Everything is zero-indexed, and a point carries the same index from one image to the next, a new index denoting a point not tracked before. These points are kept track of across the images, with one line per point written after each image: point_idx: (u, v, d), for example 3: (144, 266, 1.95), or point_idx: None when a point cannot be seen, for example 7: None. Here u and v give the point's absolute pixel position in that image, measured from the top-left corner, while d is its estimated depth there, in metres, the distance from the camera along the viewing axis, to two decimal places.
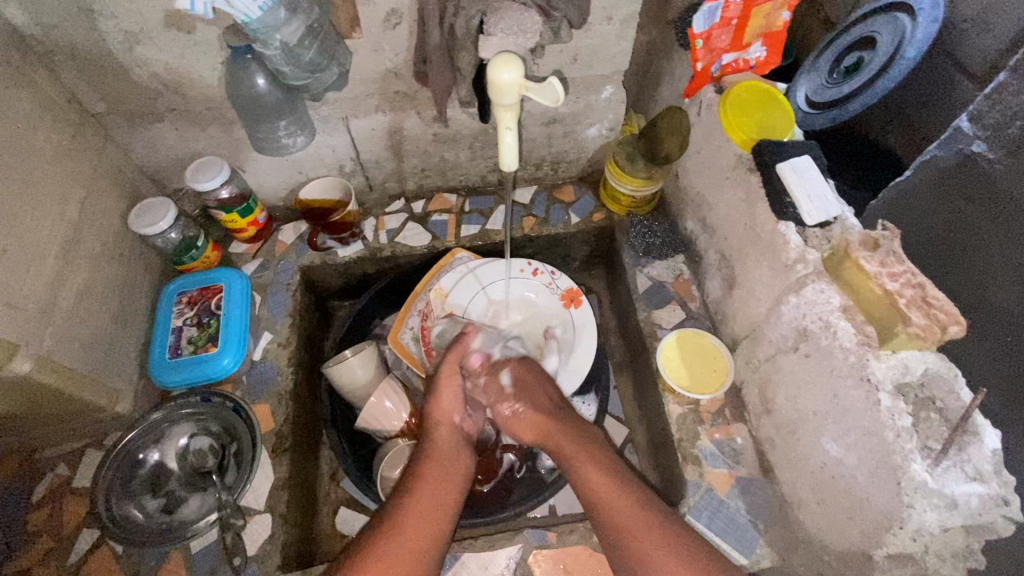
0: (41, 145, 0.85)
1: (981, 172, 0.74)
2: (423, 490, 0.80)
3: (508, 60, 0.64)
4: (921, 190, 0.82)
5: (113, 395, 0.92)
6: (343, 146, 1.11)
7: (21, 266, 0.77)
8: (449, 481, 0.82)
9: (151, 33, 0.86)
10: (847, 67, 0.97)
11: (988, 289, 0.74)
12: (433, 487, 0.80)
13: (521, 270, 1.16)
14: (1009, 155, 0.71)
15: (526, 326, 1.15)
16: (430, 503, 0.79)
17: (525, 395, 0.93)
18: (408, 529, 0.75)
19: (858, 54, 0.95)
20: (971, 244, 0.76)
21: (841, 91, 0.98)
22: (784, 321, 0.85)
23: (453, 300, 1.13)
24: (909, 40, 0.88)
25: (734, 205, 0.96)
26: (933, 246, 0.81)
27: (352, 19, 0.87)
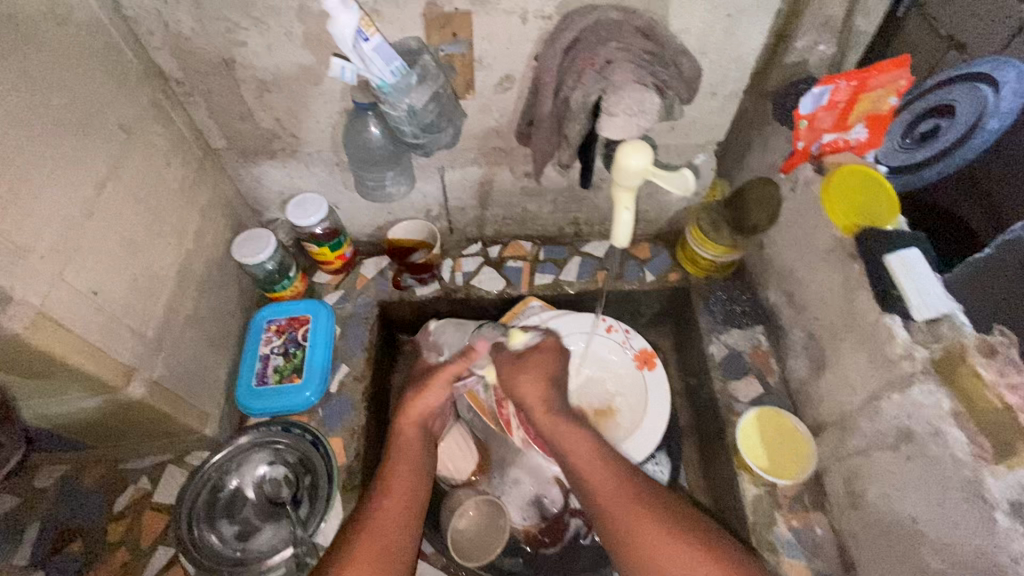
0: (171, 180, 0.91)
1: None
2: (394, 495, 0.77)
3: (636, 145, 0.65)
4: None
5: (202, 419, 0.96)
6: (434, 191, 1.16)
7: (146, 295, 0.82)
8: (414, 489, 0.79)
9: (280, 83, 0.92)
10: (922, 133, 0.85)
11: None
12: (409, 480, 0.80)
13: (595, 325, 1.16)
14: None
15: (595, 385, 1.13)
16: (405, 496, 0.77)
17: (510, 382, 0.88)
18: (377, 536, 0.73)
19: (934, 121, 0.83)
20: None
21: (913, 158, 0.86)
22: (883, 418, 0.82)
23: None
24: (992, 111, 0.75)
25: (830, 287, 0.94)
26: None
27: (467, 83, 0.91)
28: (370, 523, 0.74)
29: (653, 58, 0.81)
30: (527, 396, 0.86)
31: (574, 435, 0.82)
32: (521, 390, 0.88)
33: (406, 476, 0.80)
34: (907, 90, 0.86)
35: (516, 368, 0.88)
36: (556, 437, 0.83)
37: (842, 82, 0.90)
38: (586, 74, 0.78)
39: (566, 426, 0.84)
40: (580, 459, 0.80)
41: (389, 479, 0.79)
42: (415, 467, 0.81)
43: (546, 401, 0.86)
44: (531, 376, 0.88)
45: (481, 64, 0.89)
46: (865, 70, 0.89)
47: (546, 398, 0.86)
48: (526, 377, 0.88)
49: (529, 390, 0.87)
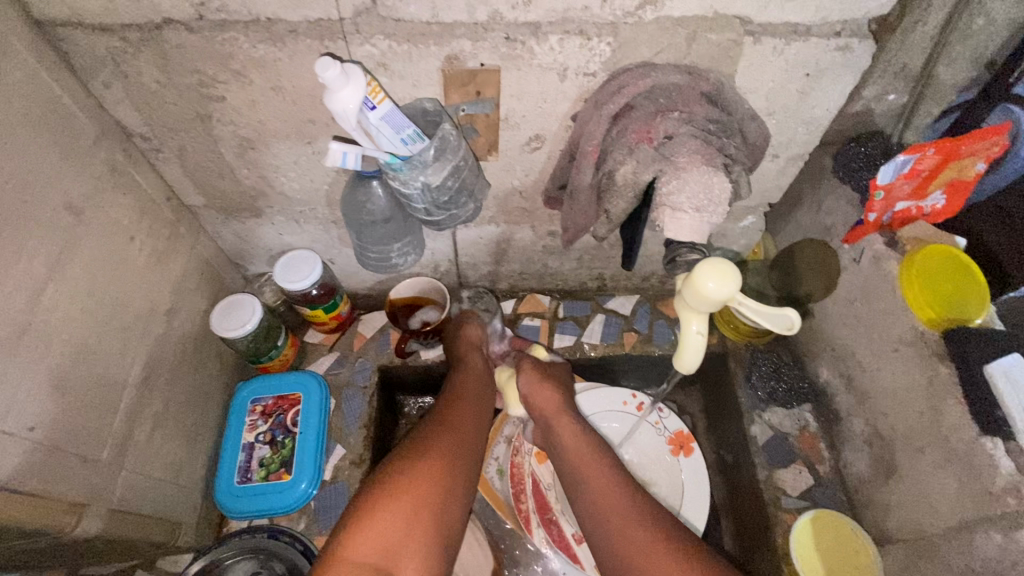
0: (136, 255, 0.76)
1: None
2: (432, 459, 0.75)
3: (716, 265, 0.51)
4: None
5: (176, 528, 0.82)
6: (444, 249, 1.02)
7: (100, 406, 0.68)
8: (451, 459, 0.76)
9: (267, 140, 0.77)
10: None
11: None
12: (444, 446, 0.77)
13: (624, 404, 1.04)
14: None
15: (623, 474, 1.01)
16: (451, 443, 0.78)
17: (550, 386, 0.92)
18: (405, 496, 0.70)
19: None
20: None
21: None
22: (976, 555, 0.70)
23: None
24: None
25: (905, 384, 0.81)
26: None
27: (490, 144, 0.77)
28: (398, 482, 0.71)
29: (717, 128, 0.67)
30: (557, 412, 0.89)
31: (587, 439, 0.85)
32: (538, 394, 0.91)
33: (444, 444, 0.78)
34: (997, 152, 0.78)
35: (542, 374, 0.93)
36: (564, 437, 0.87)
37: (930, 149, 0.78)
38: (640, 150, 0.64)
39: (580, 433, 0.86)
40: (589, 461, 0.83)
41: (439, 427, 0.80)
42: (460, 424, 0.83)
43: (561, 409, 0.89)
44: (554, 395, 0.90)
45: (508, 123, 0.74)
46: (955, 137, 0.77)
47: (567, 404, 0.91)
48: (550, 382, 0.92)
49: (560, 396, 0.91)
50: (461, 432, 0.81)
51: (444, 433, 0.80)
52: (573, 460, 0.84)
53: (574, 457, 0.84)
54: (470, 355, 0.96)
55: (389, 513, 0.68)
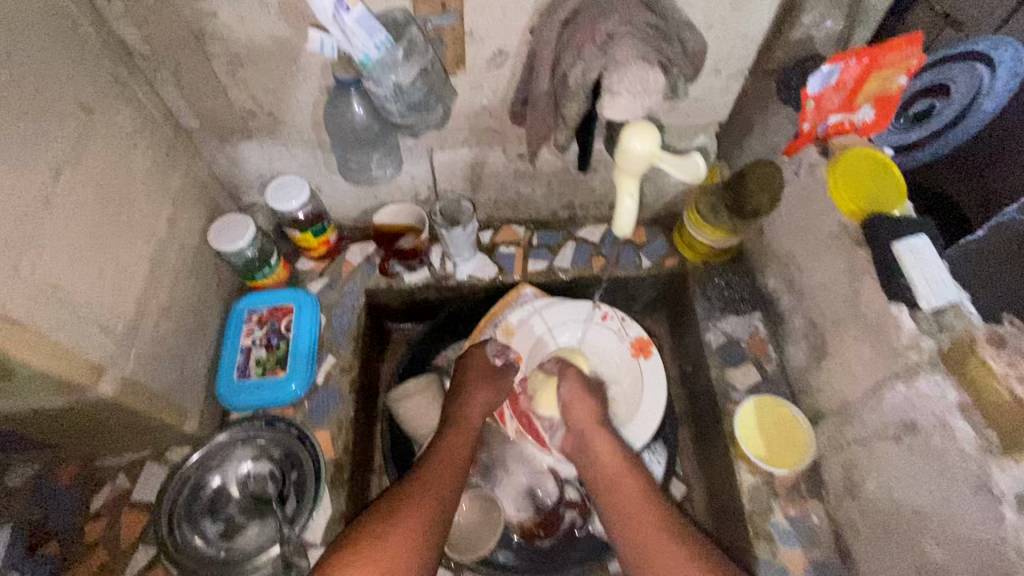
0: (139, 162, 0.84)
1: None
2: (425, 499, 0.80)
3: (643, 127, 0.61)
4: None
5: (182, 414, 0.92)
6: (422, 174, 1.11)
7: (113, 287, 0.77)
8: (441, 496, 0.82)
9: (256, 57, 0.85)
10: (917, 113, 0.86)
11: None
12: (438, 485, 0.83)
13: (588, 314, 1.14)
14: None
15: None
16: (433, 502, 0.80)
17: (594, 392, 0.97)
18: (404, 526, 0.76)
19: (929, 101, 0.84)
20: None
21: (908, 139, 0.88)
22: (885, 407, 0.81)
23: (517, 339, 1.12)
24: (986, 92, 0.76)
25: (833, 274, 0.91)
26: None
27: (457, 58, 0.86)
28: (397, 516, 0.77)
29: (657, 33, 0.76)
30: (575, 398, 0.95)
31: (610, 442, 0.91)
32: (575, 410, 0.94)
33: (438, 483, 0.83)
34: (918, 69, 0.84)
35: (583, 385, 0.96)
36: (597, 446, 0.91)
37: (853, 60, 0.87)
38: (586, 49, 0.72)
39: (610, 444, 0.91)
40: (614, 475, 0.87)
41: (422, 485, 0.82)
42: (441, 479, 0.84)
43: (597, 420, 0.93)
44: (583, 406, 0.94)
45: (472, 37, 0.83)
46: (876, 47, 0.85)
47: (601, 415, 0.94)
48: (588, 394, 0.96)
49: (590, 407, 0.94)
50: (443, 484, 0.83)
51: (438, 466, 0.86)
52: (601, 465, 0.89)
53: (598, 465, 0.89)
54: (476, 379, 0.99)
55: (372, 558, 0.72)
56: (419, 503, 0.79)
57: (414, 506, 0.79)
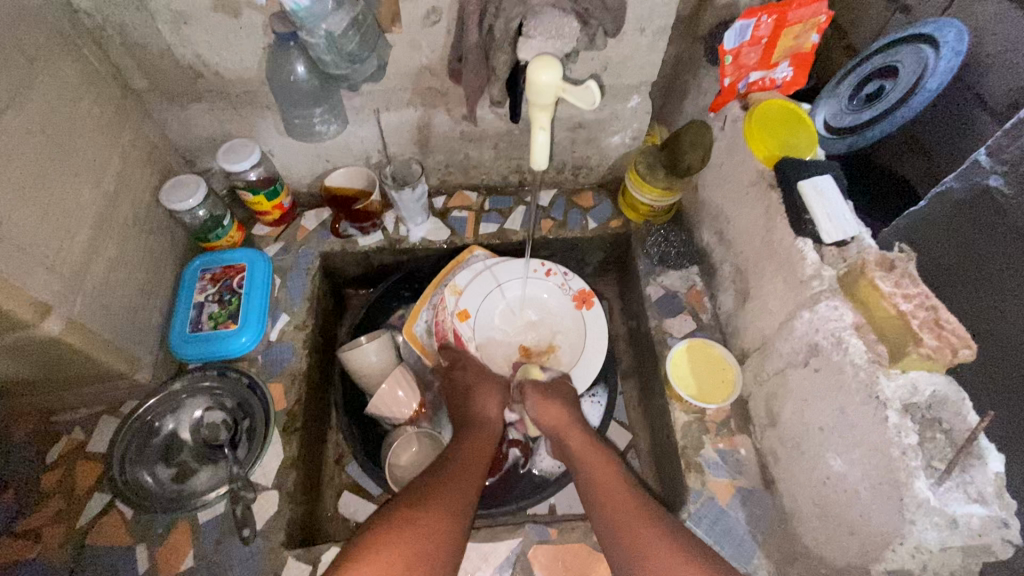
0: (84, 116, 0.87)
1: (994, 204, 0.74)
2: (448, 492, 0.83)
3: (548, 62, 0.66)
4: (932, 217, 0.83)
5: (135, 363, 0.95)
6: (372, 137, 1.14)
7: (58, 231, 0.80)
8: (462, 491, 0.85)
9: (198, 14, 0.89)
10: (868, 94, 0.99)
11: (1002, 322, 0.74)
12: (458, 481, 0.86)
13: (533, 269, 1.17)
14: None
15: (534, 327, 1.17)
16: (455, 489, 0.84)
17: (556, 394, 1.02)
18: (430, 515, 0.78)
19: (879, 83, 0.97)
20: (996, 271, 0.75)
21: (860, 119, 1.01)
22: (795, 336, 0.87)
23: (463, 297, 1.14)
24: (931, 71, 0.88)
25: (754, 219, 0.97)
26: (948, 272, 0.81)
27: (393, 15, 0.90)
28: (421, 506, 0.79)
29: None
30: (544, 408, 1.00)
31: (588, 444, 0.97)
32: (548, 413, 1.00)
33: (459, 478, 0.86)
34: (826, 27, 0.95)
35: (545, 394, 1.02)
36: (575, 448, 0.97)
37: (764, 16, 0.92)
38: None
39: (587, 441, 0.97)
40: (596, 462, 0.94)
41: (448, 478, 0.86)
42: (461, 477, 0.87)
43: (573, 419, 0.99)
44: (556, 409, 1.00)
45: None
46: (785, 2, 0.92)
47: (576, 418, 1.00)
48: (555, 400, 1.01)
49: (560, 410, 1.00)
50: (464, 481, 0.86)
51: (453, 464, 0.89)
52: (583, 465, 0.94)
53: (581, 460, 0.95)
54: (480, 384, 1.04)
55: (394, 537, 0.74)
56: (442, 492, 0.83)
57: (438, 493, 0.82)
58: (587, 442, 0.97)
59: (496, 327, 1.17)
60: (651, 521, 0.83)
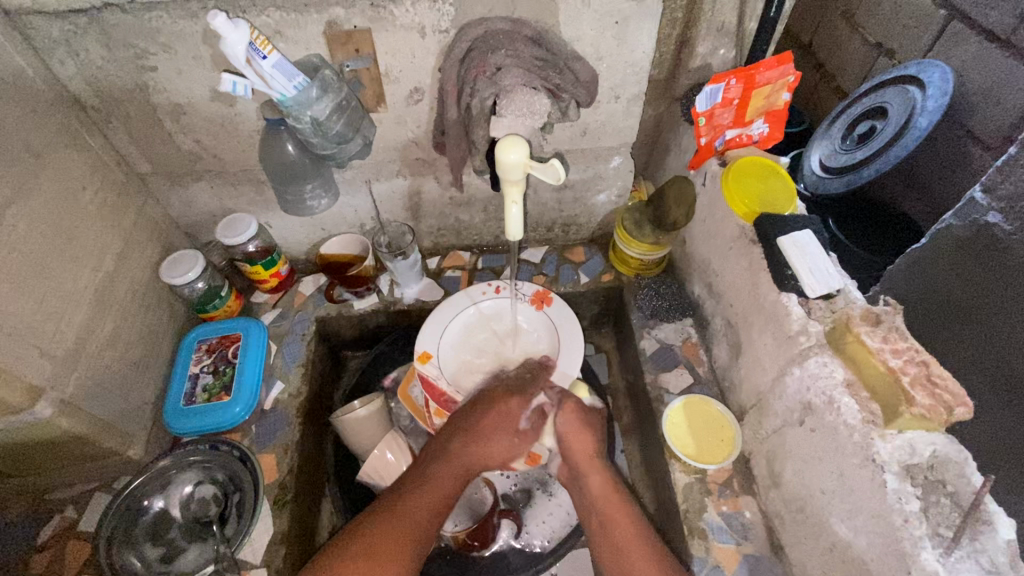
0: (87, 203, 0.92)
1: (998, 240, 0.77)
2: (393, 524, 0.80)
3: (514, 143, 0.72)
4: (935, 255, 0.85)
5: (127, 440, 0.95)
6: (364, 206, 1.19)
7: (56, 315, 0.83)
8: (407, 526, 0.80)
9: (197, 104, 0.95)
10: (860, 134, 1.07)
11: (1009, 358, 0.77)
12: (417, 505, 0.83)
13: (482, 293, 1.09)
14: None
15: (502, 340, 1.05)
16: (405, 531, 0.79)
17: (591, 423, 0.91)
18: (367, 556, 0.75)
19: (870, 122, 1.06)
20: (995, 315, 0.79)
21: (854, 157, 1.06)
22: (788, 393, 0.85)
23: (419, 342, 1.02)
24: (921, 109, 0.98)
25: (739, 273, 0.97)
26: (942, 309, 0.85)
27: (378, 96, 0.96)
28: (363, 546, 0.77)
29: (545, 64, 0.86)
30: (571, 435, 0.89)
31: (606, 475, 0.88)
32: (574, 439, 0.89)
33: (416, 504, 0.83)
34: (796, 86, 0.98)
35: (580, 418, 0.90)
36: (592, 484, 0.88)
37: (732, 80, 0.95)
38: (479, 80, 0.82)
39: (608, 481, 0.88)
40: (609, 505, 0.86)
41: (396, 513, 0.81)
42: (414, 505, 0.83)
43: (597, 457, 0.89)
44: (581, 444, 0.89)
45: (389, 78, 0.93)
46: (752, 66, 0.94)
47: (600, 452, 0.90)
48: (585, 428, 0.90)
49: (586, 440, 0.89)
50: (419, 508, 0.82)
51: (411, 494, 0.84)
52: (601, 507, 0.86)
53: (600, 502, 0.86)
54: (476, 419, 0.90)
55: None
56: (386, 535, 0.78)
57: (382, 538, 0.78)
58: (610, 483, 0.88)
59: (462, 352, 1.04)
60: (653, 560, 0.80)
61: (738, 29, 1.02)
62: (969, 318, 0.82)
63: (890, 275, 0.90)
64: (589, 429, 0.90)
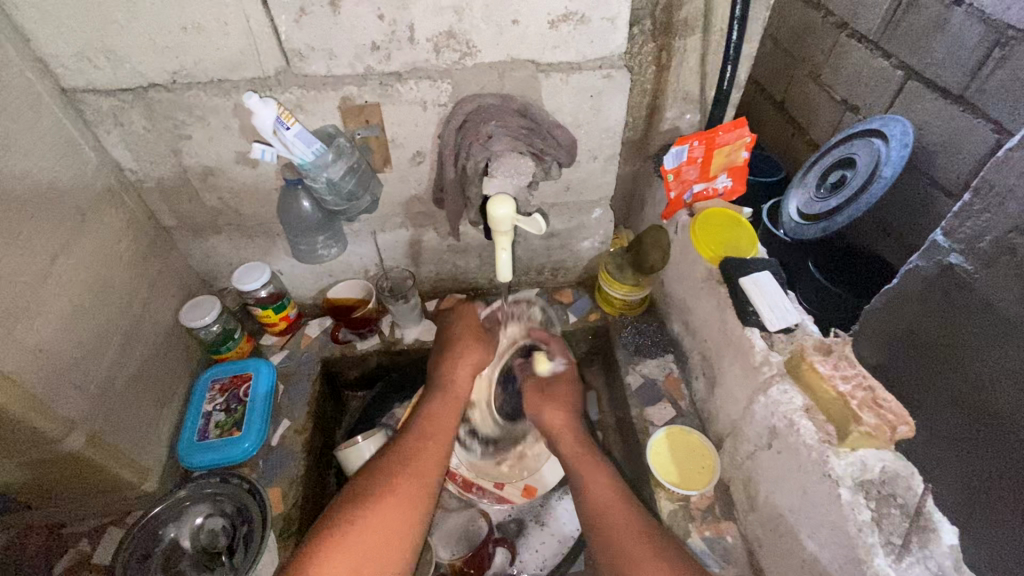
0: (121, 253, 1.03)
1: (963, 277, 1.18)
2: (397, 484, 0.85)
3: (503, 200, 0.84)
4: (913, 291, 1.27)
5: (142, 473, 1.01)
6: (369, 254, 1.30)
7: (90, 355, 0.92)
8: (411, 485, 0.86)
9: (223, 167, 1.08)
10: (834, 182, 1.20)
11: (980, 393, 1.17)
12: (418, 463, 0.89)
13: None
14: (981, 264, 1.14)
15: None
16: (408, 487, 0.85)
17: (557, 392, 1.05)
18: (374, 516, 0.81)
19: (842, 171, 1.19)
20: (971, 345, 1.20)
21: (829, 205, 1.19)
22: (757, 420, 0.93)
23: None
24: (885, 160, 1.12)
25: (710, 311, 1.07)
26: (930, 348, 1.27)
27: (384, 158, 1.08)
28: (369, 505, 0.82)
29: (530, 132, 1.00)
30: (541, 403, 1.04)
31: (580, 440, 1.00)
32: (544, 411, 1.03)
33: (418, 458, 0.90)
34: (752, 145, 1.11)
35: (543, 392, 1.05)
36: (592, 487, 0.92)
37: (695, 142, 1.08)
38: (474, 146, 0.95)
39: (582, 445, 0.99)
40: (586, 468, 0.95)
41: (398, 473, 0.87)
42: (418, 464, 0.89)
43: (568, 422, 1.02)
44: (554, 410, 1.03)
45: (394, 143, 1.06)
46: (711, 130, 1.08)
47: (570, 419, 1.02)
48: (552, 400, 1.04)
49: (557, 405, 1.04)
50: (422, 465, 0.89)
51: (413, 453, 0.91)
52: (570, 460, 0.97)
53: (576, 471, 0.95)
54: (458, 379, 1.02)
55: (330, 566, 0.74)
56: (390, 492, 0.84)
57: (386, 495, 0.84)
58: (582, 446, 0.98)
59: None
60: (641, 537, 0.83)
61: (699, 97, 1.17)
62: (950, 354, 1.23)
63: (869, 312, 1.33)
64: (554, 396, 1.05)
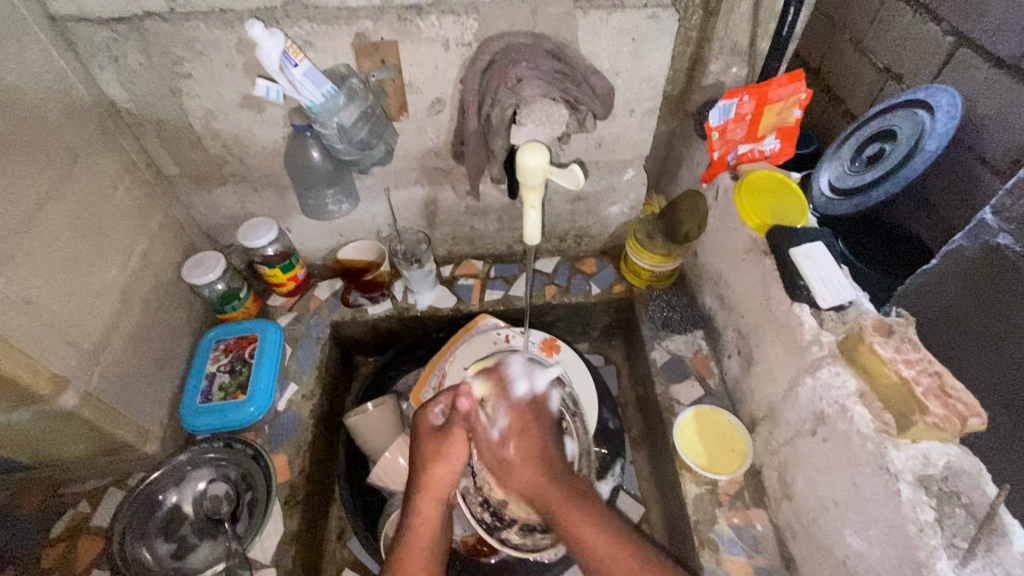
0: (117, 201, 0.96)
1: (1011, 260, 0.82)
2: None
3: (535, 147, 0.74)
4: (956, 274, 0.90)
5: (142, 434, 0.96)
6: (382, 213, 1.21)
7: (86, 308, 0.86)
8: None
9: (226, 110, 0.99)
10: (869, 156, 0.99)
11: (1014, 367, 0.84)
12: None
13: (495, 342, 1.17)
14: None
15: None
16: None
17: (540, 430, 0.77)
18: None
19: (879, 145, 0.98)
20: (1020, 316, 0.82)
21: (863, 179, 0.97)
22: (801, 403, 0.85)
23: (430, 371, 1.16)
24: (929, 133, 0.89)
25: (751, 284, 0.99)
26: (951, 326, 0.92)
27: (400, 106, 0.99)
28: None
29: (564, 77, 0.90)
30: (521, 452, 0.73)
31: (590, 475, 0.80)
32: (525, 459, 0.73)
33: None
34: (807, 103, 1.00)
35: (518, 430, 0.75)
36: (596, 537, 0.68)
37: (745, 96, 0.98)
38: (500, 91, 0.85)
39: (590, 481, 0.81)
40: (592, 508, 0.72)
41: None
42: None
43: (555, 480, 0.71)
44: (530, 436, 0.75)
45: (411, 88, 0.96)
46: (764, 83, 0.97)
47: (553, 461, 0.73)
48: (528, 438, 0.75)
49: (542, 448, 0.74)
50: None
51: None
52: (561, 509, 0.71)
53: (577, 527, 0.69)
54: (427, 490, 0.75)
55: None
56: None
57: None
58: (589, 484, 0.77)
59: None
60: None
61: (750, 48, 1.05)
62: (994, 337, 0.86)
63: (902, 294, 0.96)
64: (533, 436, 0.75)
